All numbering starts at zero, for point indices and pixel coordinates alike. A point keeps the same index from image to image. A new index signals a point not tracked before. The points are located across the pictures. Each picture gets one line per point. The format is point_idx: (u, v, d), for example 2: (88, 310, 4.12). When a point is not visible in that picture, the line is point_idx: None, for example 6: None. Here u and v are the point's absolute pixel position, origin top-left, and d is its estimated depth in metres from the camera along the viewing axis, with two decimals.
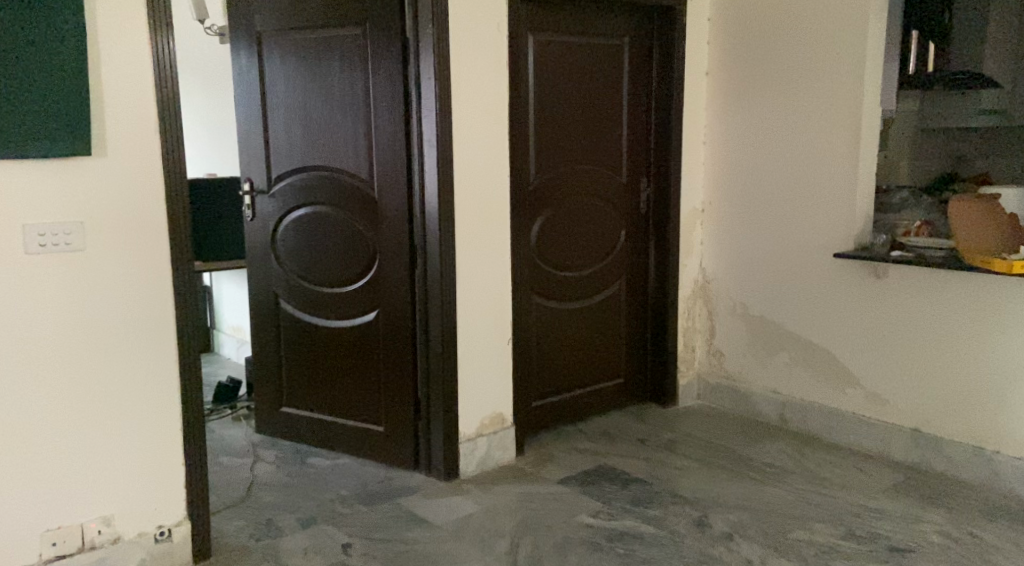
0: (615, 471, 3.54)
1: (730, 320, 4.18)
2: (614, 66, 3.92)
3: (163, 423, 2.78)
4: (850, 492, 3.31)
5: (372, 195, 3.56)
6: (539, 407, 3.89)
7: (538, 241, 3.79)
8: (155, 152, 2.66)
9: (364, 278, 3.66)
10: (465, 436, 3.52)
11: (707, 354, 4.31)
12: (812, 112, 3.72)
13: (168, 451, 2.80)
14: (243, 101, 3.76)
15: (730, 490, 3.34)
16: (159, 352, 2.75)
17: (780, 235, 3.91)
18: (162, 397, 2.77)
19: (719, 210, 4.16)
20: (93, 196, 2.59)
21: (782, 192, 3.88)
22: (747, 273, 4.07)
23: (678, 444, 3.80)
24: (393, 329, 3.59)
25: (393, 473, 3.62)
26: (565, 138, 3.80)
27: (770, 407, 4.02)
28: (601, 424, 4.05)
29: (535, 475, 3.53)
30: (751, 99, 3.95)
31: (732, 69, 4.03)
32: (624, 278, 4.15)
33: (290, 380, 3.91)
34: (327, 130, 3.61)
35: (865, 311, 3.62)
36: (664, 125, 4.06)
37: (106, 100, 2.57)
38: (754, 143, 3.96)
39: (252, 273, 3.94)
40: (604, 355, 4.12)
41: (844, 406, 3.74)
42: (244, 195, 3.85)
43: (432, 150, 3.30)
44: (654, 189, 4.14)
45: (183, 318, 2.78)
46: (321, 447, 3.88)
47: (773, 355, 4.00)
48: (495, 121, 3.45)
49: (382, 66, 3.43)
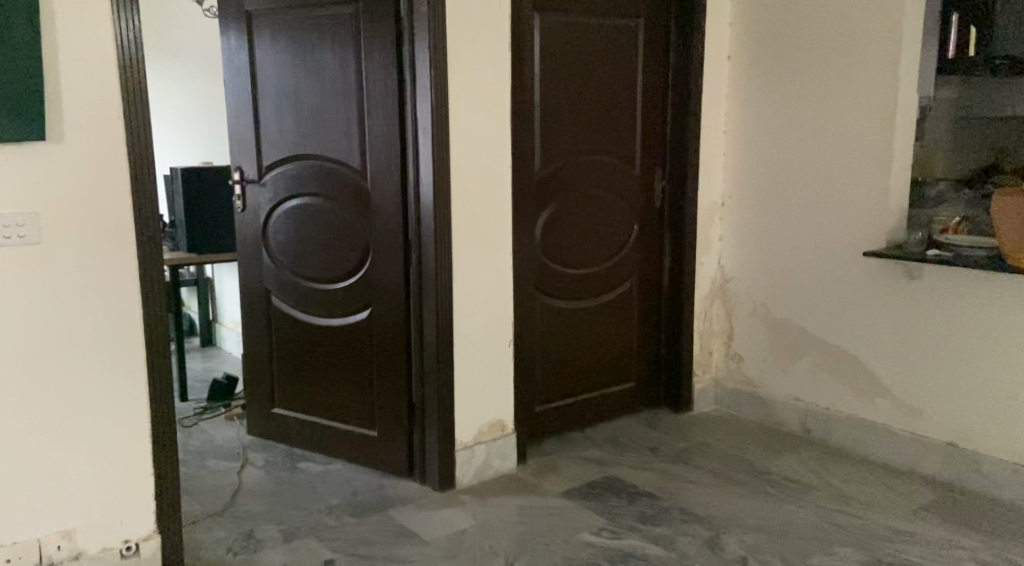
0: (623, 484, 3.30)
1: (751, 322, 3.92)
2: (627, 50, 3.67)
3: (130, 431, 2.58)
4: (876, 512, 3.05)
5: (366, 185, 3.34)
6: (544, 412, 3.66)
7: (543, 235, 3.56)
8: (120, 140, 2.46)
9: (358, 274, 3.44)
10: (462, 444, 3.30)
11: (726, 358, 4.05)
12: (841, 100, 3.45)
13: (136, 460, 2.60)
14: (233, 85, 3.56)
15: (746, 508, 3.09)
16: (125, 356, 2.54)
17: (804, 232, 3.64)
18: (130, 403, 2.57)
19: (740, 204, 3.89)
20: (51, 187, 2.39)
21: (806, 186, 3.61)
22: (769, 273, 3.81)
23: (692, 454, 3.55)
24: (387, 329, 3.37)
25: (387, 480, 3.41)
26: (573, 127, 3.56)
27: (792, 416, 3.75)
28: (610, 431, 3.81)
29: (537, 486, 3.31)
30: (776, 85, 3.68)
31: (755, 53, 3.75)
32: (637, 276, 3.91)
33: (282, 381, 3.72)
34: (319, 116, 3.39)
35: (897, 315, 3.35)
36: (682, 114, 3.79)
37: (66, 82, 2.37)
38: (777, 134, 3.70)
39: (243, 267, 3.75)
40: (614, 357, 3.88)
41: (872, 418, 3.47)
42: (234, 184, 3.65)
43: (427, 137, 3.08)
44: (670, 181, 3.88)
45: (153, 320, 2.57)
46: (313, 451, 3.67)
47: (796, 360, 3.73)
48: (498, 108, 3.22)
49: (376, 47, 3.20)
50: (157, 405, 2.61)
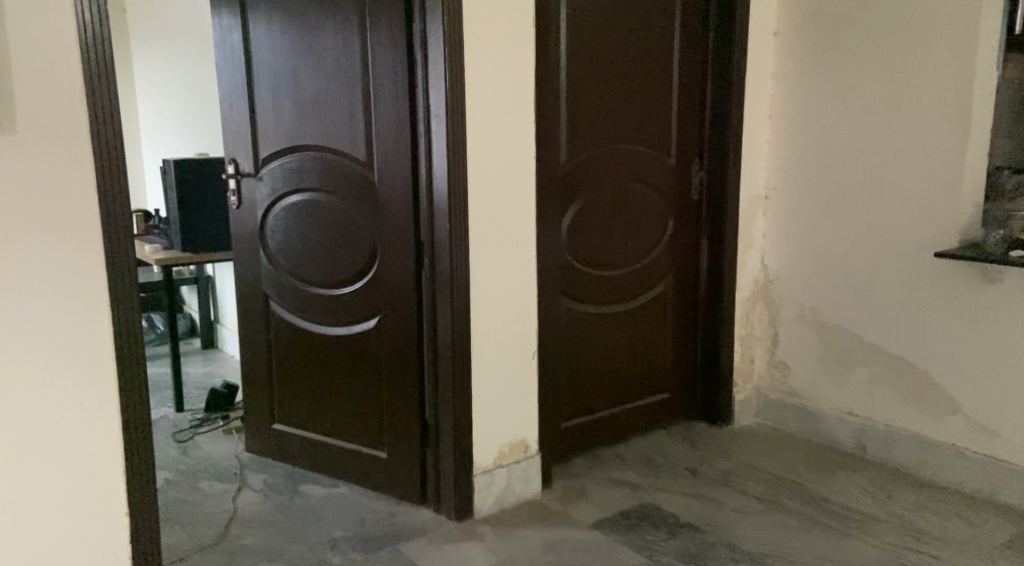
0: (661, 513, 2.95)
1: (798, 327, 3.55)
2: (663, 26, 3.29)
3: (100, 464, 2.26)
4: (951, 549, 2.70)
5: (372, 178, 3.00)
6: (570, 428, 3.31)
7: (570, 234, 3.20)
8: (83, 129, 2.12)
9: (364, 278, 3.10)
10: (481, 469, 2.96)
11: (769, 366, 3.68)
12: (907, 81, 3.08)
13: (107, 496, 2.28)
14: (226, 70, 3.22)
15: (802, 543, 2.75)
16: (95, 380, 2.22)
17: (861, 229, 3.27)
18: (98, 432, 2.24)
19: (786, 197, 3.52)
20: (6, 188, 2.05)
21: (864, 177, 3.24)
22: (818, 273, 3.44)
23: (735, 476, 3.20)
24: (397, 339, 3.03)
25: (397, 507, 3.08)
26: (603, 113, 3.19)
27: (845, 432, 3.39)
28: (643, 448, 3.46)
29: (565, 515, 2.97)
30: (829, 66, 3.31)
31: (804, 30, 3.37)
32: (672, 277, 3.55)
33: (282, 393, 3.38)
34: (320, 102, 3.04)
35: (971, 323, 2.98)
36: (722, 97, 3.42)
37: (20, 66, 2.04)
38: (832, 119, 3.32)
39: (239, 268, 3.41)
40: (647, 366, 3.53)
41: (940, 437, 3.11)
42: (229, 178, 3.31)
43: (441, 126, 2.73)
44: (708, 172, 3.51)
45: (127, 339, 2.25)
46: (316, 472, 3.34)
47: (849, 371, 3.37)
48: (519, 91, 2.86)
49: (382, 25, 2.85)
50: (131, 434, 2.29)
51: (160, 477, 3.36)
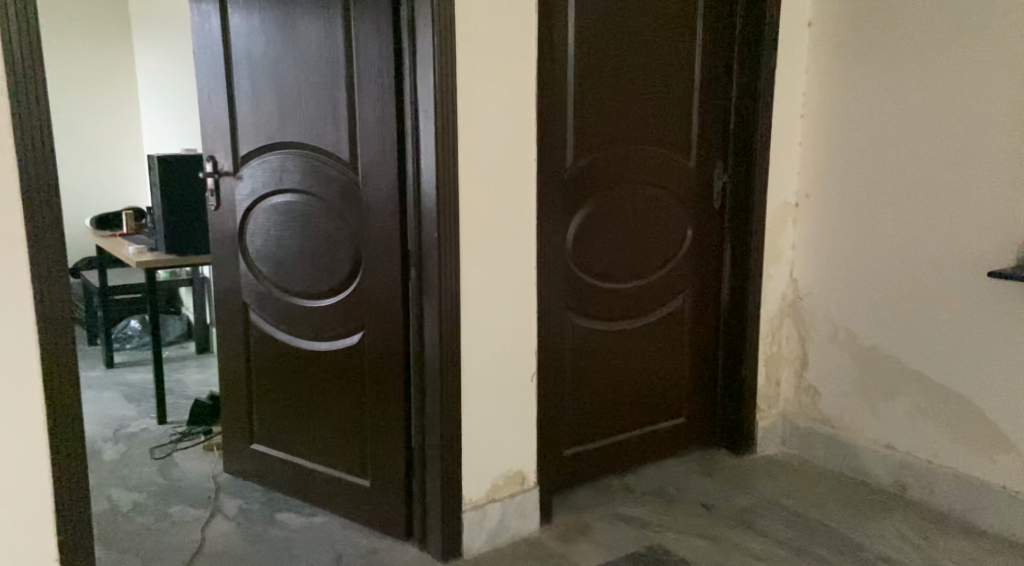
0: (670, 558, 2.64)
1: (830, 349, 3.21)
2: (684, 15, 2.97)
3: (25, 501, 1.99)
4: None
5: (356, 179, 2.71)
6: (573, 456, 3.00)
7: (576, 243, 2.89)
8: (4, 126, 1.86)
9: (348, 289, 2.81)
10: (471, 504, 2.67)
11: (797, 391, 3.35)
12: (959, 79, 2.73)
13: (32, 537, 2.00)
14: (204, 61, 2.94)
15: None
16: (18, 406, 1.95)
17: (903, 242, 2.94)
18: (21, 466, 1.97)
19: (819, 206, 3.18)
20: None
21: (908, 186, 2.90)
22: (854, 290, 3.10)
23: (756, 515, 2.88)
24: (382, 358, 2.74)
25: (379, 542, 2.79)
26: (615, 111, 2.88)
27: (882, 467, 3.05)
28: (655, 479, 3.15)
29: (564, 557, 2.66)
30: (871, 63, 2.97)
31: (844, 21, 3.03)
32: (691, 291, 3.22)
33: (262, 411, 3.10)
34: (302, 96, 2.76)
35: None
36: (750, 95, 3.09)
37: None
38: (873, 121, 2.98)
39: (218, 275, 3.13)
40: (662, 389, 3.21)
41: (989, 477, 2.76)
42: (207, 178, 3.03)
43: (429, 123, 2.44)
44: (733, 176, 3.19)
45: (59, 359, 1.98)
46: (296, 499, 3.06)
47: (887, 400, 3.03)
48: (518, 84, 2.55)
49: (368, 11, 2.56)
50: (60, 468, 2.01)
51: (128, 499, 3.10)
